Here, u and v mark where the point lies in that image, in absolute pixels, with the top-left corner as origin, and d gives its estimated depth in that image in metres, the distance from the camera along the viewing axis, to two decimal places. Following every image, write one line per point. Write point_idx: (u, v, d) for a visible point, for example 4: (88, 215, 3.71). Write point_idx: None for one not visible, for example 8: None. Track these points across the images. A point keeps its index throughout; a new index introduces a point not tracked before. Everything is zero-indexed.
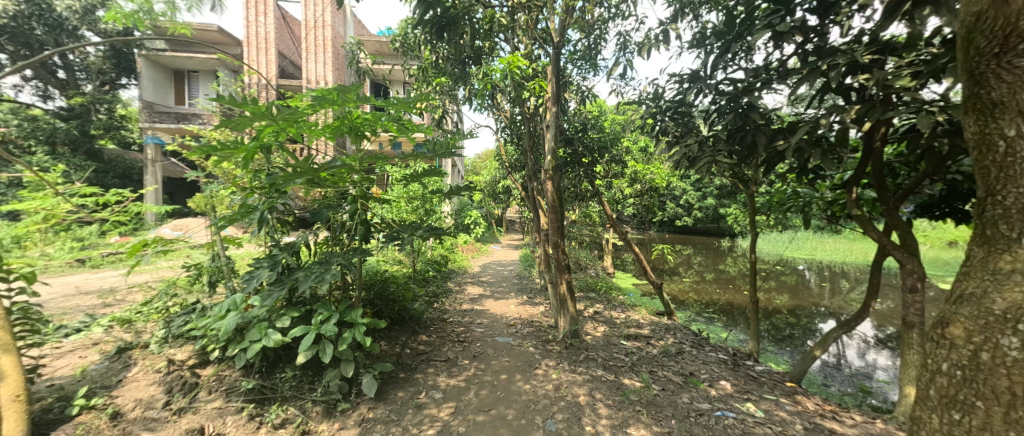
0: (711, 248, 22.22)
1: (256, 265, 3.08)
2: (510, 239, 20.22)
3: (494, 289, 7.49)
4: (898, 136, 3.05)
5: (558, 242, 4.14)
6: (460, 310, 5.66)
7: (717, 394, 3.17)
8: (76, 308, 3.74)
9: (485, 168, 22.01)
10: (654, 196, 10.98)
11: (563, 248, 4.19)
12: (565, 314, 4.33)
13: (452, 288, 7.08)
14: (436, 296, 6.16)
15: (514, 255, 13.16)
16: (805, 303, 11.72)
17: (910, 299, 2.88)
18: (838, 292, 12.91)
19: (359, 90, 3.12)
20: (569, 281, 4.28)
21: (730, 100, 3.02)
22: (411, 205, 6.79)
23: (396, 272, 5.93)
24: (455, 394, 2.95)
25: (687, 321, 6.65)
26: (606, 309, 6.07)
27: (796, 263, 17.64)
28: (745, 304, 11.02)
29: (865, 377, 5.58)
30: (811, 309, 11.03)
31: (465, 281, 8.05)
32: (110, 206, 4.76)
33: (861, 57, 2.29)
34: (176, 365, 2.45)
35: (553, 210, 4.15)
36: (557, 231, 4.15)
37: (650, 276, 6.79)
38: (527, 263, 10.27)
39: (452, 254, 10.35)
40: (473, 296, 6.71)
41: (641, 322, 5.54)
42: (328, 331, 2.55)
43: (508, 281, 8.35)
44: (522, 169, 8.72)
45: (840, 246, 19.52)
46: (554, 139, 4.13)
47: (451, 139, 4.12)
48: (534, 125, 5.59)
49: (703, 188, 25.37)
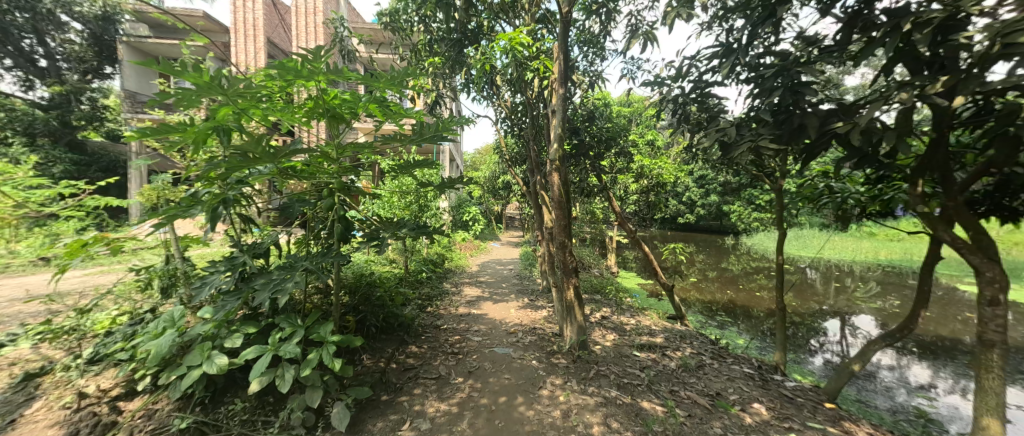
0: (714, 246, 21.80)
1: (209, 270, 2.60)
2: (509, 236, 19.72)
3: (492, 290, 7.02)
4: (971, 120, 2.56)
5: (564, 242, 3.63)
6: (455, 314, 5.19)
7: (752, 422, 2.71)
8: (14, 316, 3.29)
9: (483, 163, 21.50)
10: (660, 193, 10.51)
11: (570, 249, 3.70)
12: (571, 323, 3.84)
13: (448, 289, 6.64)
14: (430, 299, 5.69)
15: (514, 253, 12.70)
16: (816, 303, 11.29)
17: (990, 313, 2.41)
18: (849, 291, 12.47)
19: (332, 61, 2.57)
20: (576, 285, 3.80)
21: (777, 72, 2.52)
22: (403, 200, 6.33)
23: (387, 273, 5.48)
24: (446, 423, 2.49)
25: (700, 327, 6.19)
26: (614, 314, 5.62)
27: (802, 262, 17.21)
28: (754, 304, 10.59)
29: (917, 388, 4.90)
30: (823, 309, 10.60)
31: (461, 281, 7.58)
32: (63, 200, 4.28)
33: (964, 10, 1.79)
34: (91, 399, 2.04)
35: (559, 206, 3.65)
36: (564, 229, 3.64)
37: (661, 278, 6.32)
38: (527, 263, 9.79)
39: (449, 253, 9.88)
40: (470, 298, 6.25)
41: (653, 328, 5.08)
42: (290, 352, 2.09)
43: (508, 281, 7.88)
44: (523, 163, 8.22)
45: (848, 243, 19.04)
46: (562, 126, 3.61)
47: (444, 123, 3.58)
48: (537, 112, 5.10)
49: (707, 185, 24.89)
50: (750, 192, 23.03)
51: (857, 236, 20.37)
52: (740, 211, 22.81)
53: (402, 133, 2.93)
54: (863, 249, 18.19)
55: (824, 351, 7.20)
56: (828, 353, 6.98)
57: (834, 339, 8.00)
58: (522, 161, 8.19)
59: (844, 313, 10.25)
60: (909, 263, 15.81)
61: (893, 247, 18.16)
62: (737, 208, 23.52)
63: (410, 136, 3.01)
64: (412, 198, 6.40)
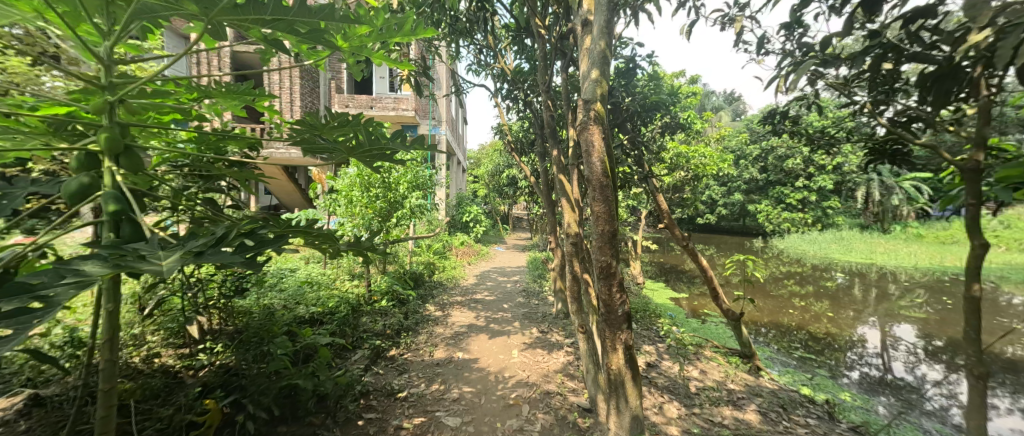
0: (742, 248, 19.77)
1: None
2: (517, 238, 17.98)
3: (490, 314, 5.29)
4: None
5: (610, 267, 1.83)
6: (427, 365, 3.45)
7: None
8: None
9: (486, 160, 19.96)
10: (697, 186, 8.76)
11: (620, 280, 1.88)
12: (623, 413, 2.08)
13: (429, 314, 4.97)
14: (396, 335, 3.97)
15: (520, 259, 10.90)
16: (883, 311, 9.36)
17: None
18: (904, 299, 10.54)
19: None
20: (630, 345, 2.03)
21: None
22: (368, 193, 4.68)
23: (331, 301, 3.78)
24: None
25: (785, 377, 4.31)
26: (662, 357, 3.87)
27: (848, 265, 15.11)
28: (811, 316, 8.68)
29: None
30: (895, 320, 8.68)
31: (451, 301, 5.83)
32: None
33: None
34: None
35: (599, 189, 1.76)
36: (610, 244, 1.81)
37: (724, 303, 4.45)
38: (536, 273, 8.02)
39: (443, 260, 8.20)
40: (458, 330, 4.49)
41: (732, 386, 3.31)
42: None
43: (512, 301, 6.10)
44: (531, 150, 6.55)
45: (896, 245, 16.87)
46: (601, 36, 1.81)
47: (375, 51, 1.80)
48: (549, 57, 3.43)
49: (731, 183, 23.09)
50: (780, 190, 21.05)
51: (907, 238, 18.01)
52: (769, 210, 20.89)
53: (201, 14, 1.02)
54: (919, 252, 15.89)
55: (860, 364, 6.04)
56: (865, 367, 5.88)
57: (872, 351, 6.65)
58: (530, 149, 6.49)
59: (920, 324, 8.35)
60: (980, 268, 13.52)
61: (951, 249, 16.00)
62: (765, 207, 21.39)
63: (183, 10, 0.97)
64: (379, 190, 4.75)
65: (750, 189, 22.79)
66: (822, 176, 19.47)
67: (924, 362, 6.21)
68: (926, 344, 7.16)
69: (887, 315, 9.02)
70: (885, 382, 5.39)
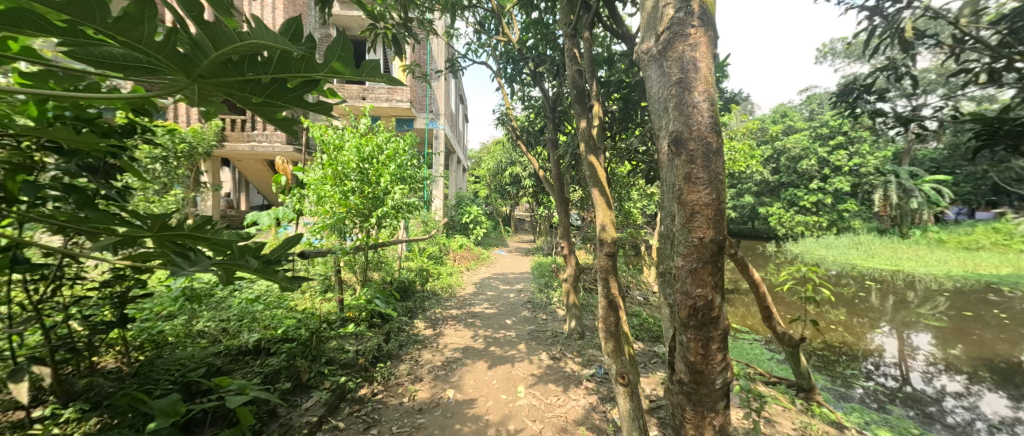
0: (754, 253, 18.85)
1: None
2: (518, 240, 17.12)
3: (489, 332, 4.46)
4: None
5: (712, 307, 0.97)
6: (405, 412, 2.61)
7: None
8: None
9: (487, 159, 19.16)
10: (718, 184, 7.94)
11: (725, 326, 1.02)
12: None
13: (416, 333, 4.13)
14: (370, 366, 3.13)
15: (522, 264, 10.00)
16: (918, 318, 8.51)
17: None
18: (937, 305, 9.70)
19: None
20: None
21: None
22: (340, 186, 3.85)
23: (286, 325, 2.93)
24: None
25: (855, 416, 3.45)
26: None
27: (871, 271, 14.19)
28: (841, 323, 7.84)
29: None
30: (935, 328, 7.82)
31: (445, 315, 5.00)
32: None
33: None
34: None
35: (702, 157, 0.92)
36: (714, 264, 0.95)
37: (780, 326, 3.58)
38: (542, 281, 7.17)
39: (438, 266, 7.36)
40: (450, 356, 3.64)
41: None
42: None
43: (516, 315, 5.23)
44: (538, 141, 5.74)
45: (919, 251, 15.96)
46: None
47: None
48: (568, 11, 2.66)
49: (740, 185, 22.25)
50: (792, 192, 20.16)
51: (929, 242, 17.09)
52: (781, 213, 20.01)
53: None
54: (945, 258, 14.94)
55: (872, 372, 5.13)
56: (880, 377, 4.97)
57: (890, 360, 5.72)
58: (536, 140, 5.67)
59: (963, 333, 7.51)
60: (1016, 276, 12.56)
61: (978, 255, 15.08)
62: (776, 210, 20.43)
63: None
64: (355, 183, 3.93)
65: (762, 192, 21.91)
66: (839, 177, 18.53)
67: (945, 371, 5.38)
68: (942, 350, 6.34)
69: (920, 322, 8.20)
70: (900, 393, 4.50)
